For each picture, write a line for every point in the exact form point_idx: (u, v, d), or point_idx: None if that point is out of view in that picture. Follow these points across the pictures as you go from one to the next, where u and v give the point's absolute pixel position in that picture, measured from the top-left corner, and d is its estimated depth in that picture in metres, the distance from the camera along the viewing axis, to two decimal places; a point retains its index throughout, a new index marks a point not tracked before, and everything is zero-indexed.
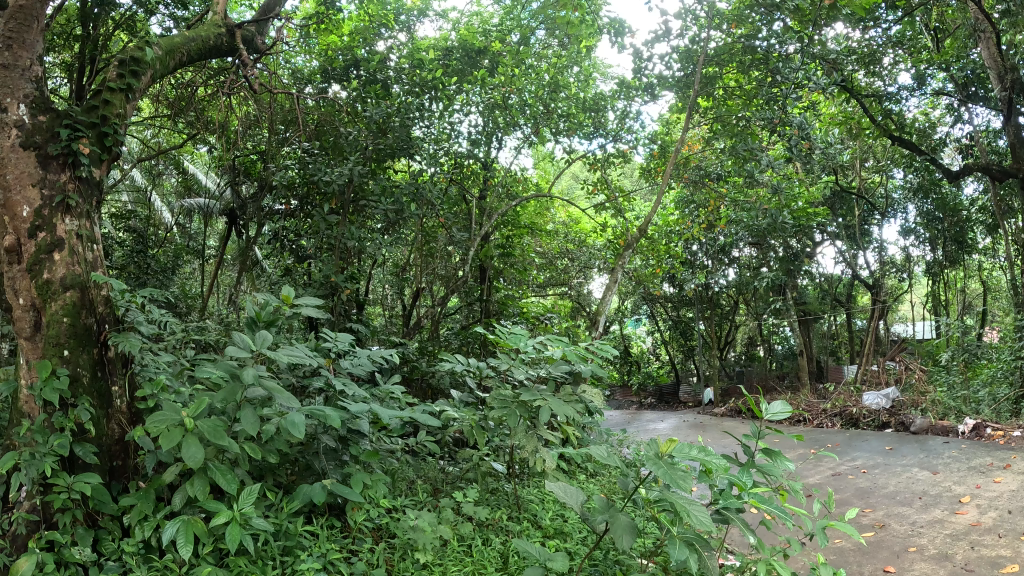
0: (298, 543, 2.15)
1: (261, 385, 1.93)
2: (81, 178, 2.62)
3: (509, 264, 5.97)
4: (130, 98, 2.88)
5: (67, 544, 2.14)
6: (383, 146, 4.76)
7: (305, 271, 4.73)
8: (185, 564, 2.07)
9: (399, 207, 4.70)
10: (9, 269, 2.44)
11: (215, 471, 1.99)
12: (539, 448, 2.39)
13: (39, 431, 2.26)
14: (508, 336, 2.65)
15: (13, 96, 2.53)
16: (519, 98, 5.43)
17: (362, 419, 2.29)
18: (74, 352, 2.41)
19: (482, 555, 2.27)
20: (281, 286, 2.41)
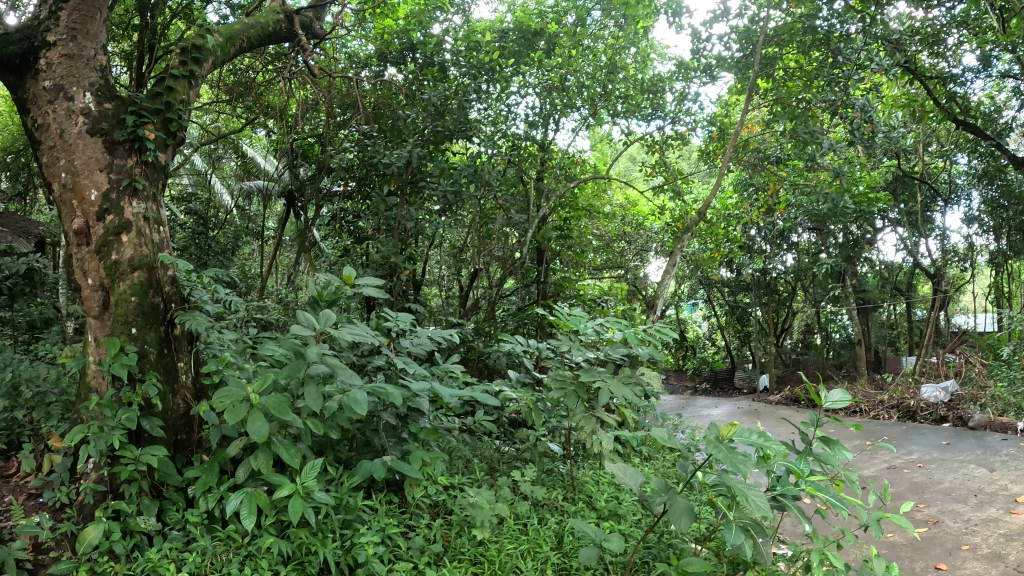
0: (358, 517, 2.20)
1: (324, 363, 1.97)
2: (147, 162, 2.70)
3: (568, 247, 5.90)
4: (193, 85, 2.95)
5: (133, 513, 2.25)
6: (441, 129, 4.79)
7: (363, 252, 4.80)
8: (246, 535, 2.14)
9: (457, 188, 4.70)
10: (79, 251, 2.54)
11: (279, 447, 2.04)
12: (597, 430, 2.35)
13: (105, 405, 2.35)
14: (567, 318, 2.64)
15: (78, 85, 2.63)
16: (575, 80, 5.40)
17: (423, 398, 2.31)
18: (142, 330, 2.50)
19: (538, 534, 2.29)
20: (343, 265, 2.41)
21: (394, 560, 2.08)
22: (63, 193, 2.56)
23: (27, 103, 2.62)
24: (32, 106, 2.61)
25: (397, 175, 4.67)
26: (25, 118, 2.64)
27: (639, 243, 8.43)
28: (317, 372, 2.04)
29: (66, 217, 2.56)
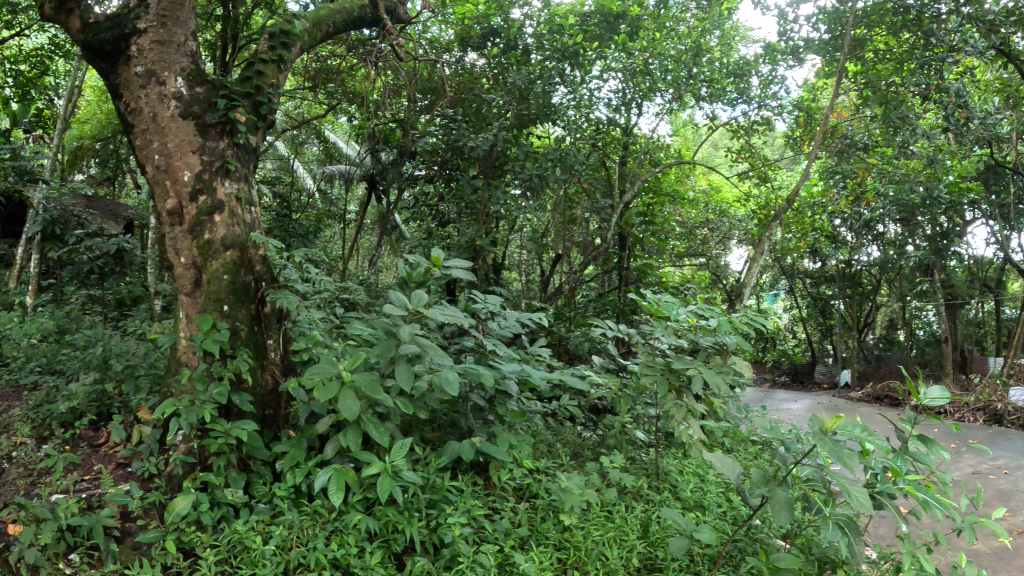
0: (444, 497, 2.21)
1: (417, 345, 1.98)
2: (237, 144, 2.77)
3: (652, 234, 5.80)
4: (281, 69, 3.00)
5: (221, 485, 2.30)
6: (526, 112, 4.83)
7: (450, 236, 4.84)
8: (332, 510, 2.17)
9: (542, 171, 4.72)
10: (172, 230, 2.62)
11: (368, 425, 2.06)
12: (686, 419, 2.33)
13: (199, 379, 2.42)
14: (655, 303, 2.64)
15: (170, 70, 2.68)
16: (658, 63, 5.28)
17: (512, 381, 2.30)
18: (233, 308, 2.57)
19: (624, 522, 2.25)
20: (433, 247, 2.40)
21: (480, 542, 2.07)
22: (156, 176, 2.63)
23: (122, 89, 2.70)
24: (126, 91, 2.69)
25: (483, 159, 4.74)
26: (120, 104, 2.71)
27: (723, 230, 8.50)
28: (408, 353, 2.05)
29: (159, 197, 2.64)
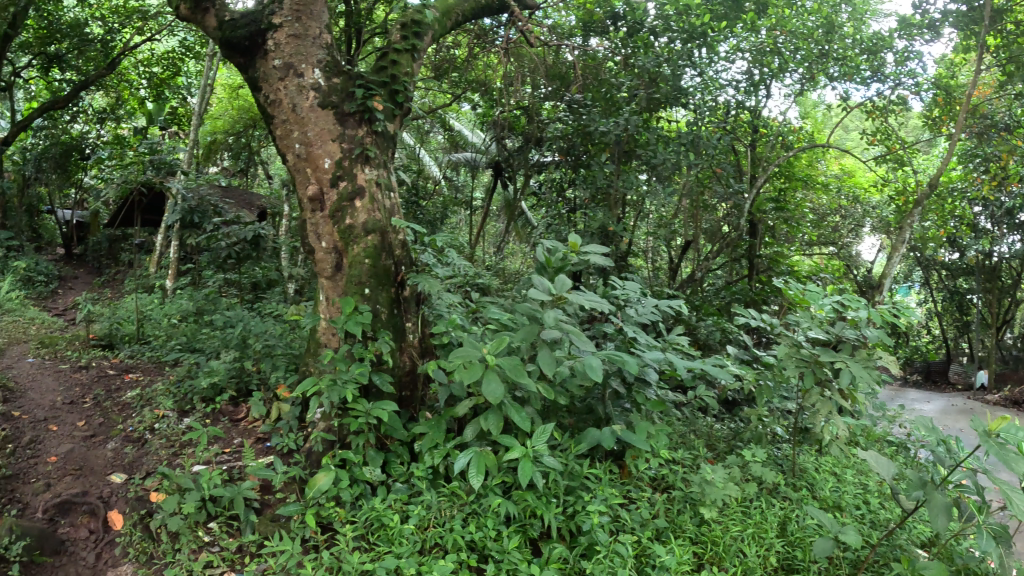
0: (582, 483, 2.47)
1: (561, 330, 2.09)
2: (375, 131, 2.98)
3: (783, 219, 6.67)
4: (414, 56, 3.25)
5: (359, 463, 2.55)
6: (657, 94, 5.36)
7: (587, 217, 5.64)
8: (468, 492, 2.45)
9: (677, 156, 5.30)
10: (315, 216, 2.88)
11: (509, 411, 2.18)
12: (833, 413, 2.58)
13: (342, 360, 2.56)
14: (805, 291, 2.75)
15: (307, 61, 2.94)
16: (787, 40, 5.44)
17: (652, 368, 2.50)
18: (372, 291, 2.76)
19: (765, 518, 2.45)
20: (570, 232, 2.60)
21: (618, 530, 2.32)
22: (303, 164, 2.88)
23: (265, 84, 2.96)
24: (269, 88, 2.95)
25: (615, 144, 5.39)
26: (263, 98, 2.99)
27: (858, 216, 8.21)
28: (550, 339, 2.17)
29: (303, 184, 2.89)
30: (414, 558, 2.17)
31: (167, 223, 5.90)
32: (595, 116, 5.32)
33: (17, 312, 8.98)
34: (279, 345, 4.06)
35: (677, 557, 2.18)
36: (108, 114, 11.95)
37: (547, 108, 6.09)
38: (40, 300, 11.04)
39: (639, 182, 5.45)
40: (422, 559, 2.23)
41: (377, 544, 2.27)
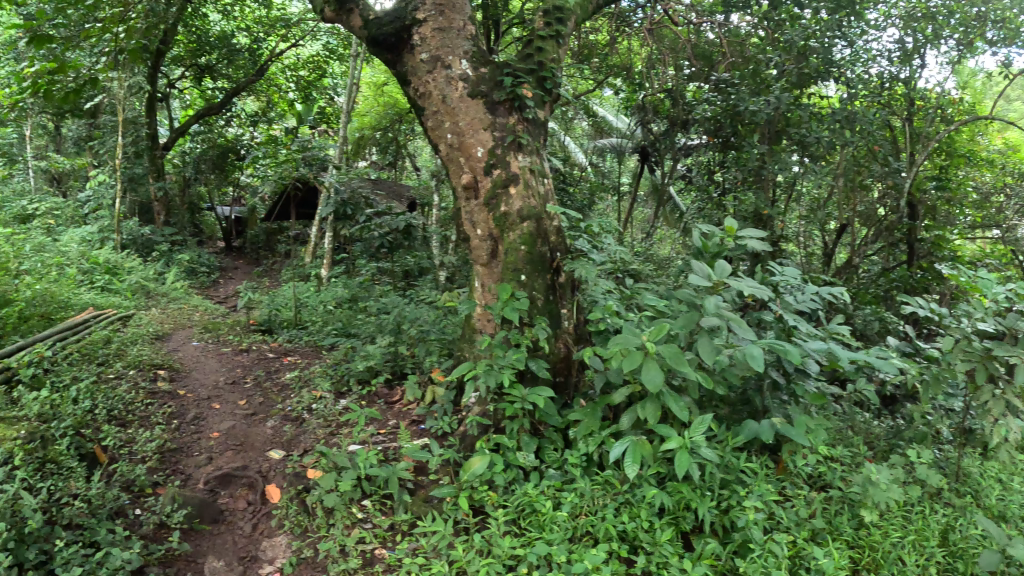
0: (739, 478, 3.39)
1: (721, 316, 3.29)
2: (524, 117, 4.52)
3: (944, 199, 7.16)
4: (557, 37, 4.76)
5: (511, 448, 3.82)
6: (807, 69, 6.29)
7: (740, 199, 6.83)
8: (623, 481, 3.52)
9: (833, 132, 6.26)
10: (470, 196, 4.46)
11: (669, 401, 3.25)
12: (1006, 412, 3.19)
13: (498, 346, 3.86)
14: (981, 285, 3.49)
15: (454, 54, 4.50)
16: (941, 5, 6.46)
17: (811, 361, 3.48)
18: (526, 279, 4.19)
19: (926, 529, 3.16)
20: (725, 220, 3.92)
21: (773, 527, 3.17)
22: (461, 151, 4.43)
23: (416, 75, 4.56)
24: (419, 79, 4.54)
25: (765, 123, 6.54)
26: (413, 88, 4.61)
27: None
28: (710, 325, 3.35)
29: (458, 169, 4.47)
30: (563, 546, 3.18)
31: (322, 214, 7.98)
32: (747, 96, 6.41)
33: (182, 299, 9.89)
34: (431, 331, 5.77)
35: (836, 563, 2.93)
36: (260, 116, 15.64)
37: (692, 92, 7.60)
38: (203, 288, 12.25)
39: (790, 162, 6.47)
40: (573, 543, 3.27)
41: (530, 530, 3.37)
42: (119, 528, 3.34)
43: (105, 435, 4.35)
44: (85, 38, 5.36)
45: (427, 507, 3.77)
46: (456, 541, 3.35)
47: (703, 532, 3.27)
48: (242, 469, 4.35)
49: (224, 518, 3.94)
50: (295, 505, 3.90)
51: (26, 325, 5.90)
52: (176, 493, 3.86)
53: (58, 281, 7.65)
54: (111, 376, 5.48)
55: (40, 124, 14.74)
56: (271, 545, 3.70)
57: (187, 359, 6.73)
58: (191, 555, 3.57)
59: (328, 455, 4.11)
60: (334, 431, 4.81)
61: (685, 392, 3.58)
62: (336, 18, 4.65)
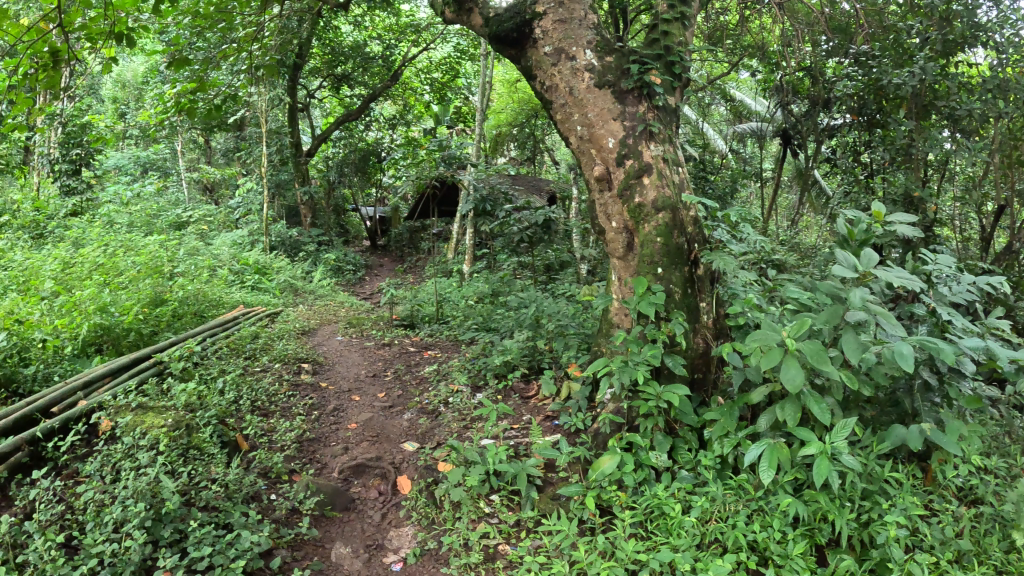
0: (881, 489, 3.21)
1: (867, 309, 3.16)
2: (655, 105, 4.41)
3: None
4: (683, 20, 4.65)
5: (645, 448, 3.77)
6: (950, 35, 5.78)
7: (888, 181, 6.33)
8: (754, 487, 3.40)
9: (987, 105, 5.72)
10: (603, 190, 4.45)
11: (810, 401, 3.15)
12: None
13: (634, 342, 3.92)
14: None
15: (578, 44, 4.43)
16: None
17: (968, 360, 3.18)
18: (662, 270, 4.18)
19: None
20: (873, 204, 3.63)
21: (915, 546, 2.96)
22: (592, 143, 4.42)
23: (542, 69, 4.54)
24: (544, 72, 4.53)
25: (911, 97, 6.03)
26: (539, 82, 4.61)
27: None
28: (856, 318, 3.24)
29: (590, 162, 4.45)
30: (689, 553, 3.09)
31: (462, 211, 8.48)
32: (889, 68, 5.99)
33: (328, 297, 10.54)
34: (571, 326, 5.74)
35: None
36: (398, 118, 16.27)
37: (830, 68, 7.11)
38: (349, 285, 13.00)
39: (940, 139, 6.00)
40: (701, 551, 3.17)
41: (657, 533, 3.31)
42: (251, 512, 3.51)
43: (247, 424, 4.68)
44: (222, 58, 5.79)
45: (553, 505, 3.78)
46: (578, 542, 3.30)
47: (840, 546, 3.08)
48: (375, 460, 4.57)
49: (354, 506, 4.13)
50: (423, 497, 4.03)
51: (180, 323, 6.45)
52: (310, 482, 4.08)
53: (212, 282, 8.31)
54: (258, 369, 5.88)
55: (193, 139, 16.33)
56: (398, 534, 3.81)
57: (331, 353, 7.15)
58: (319, 540, 3.72)
59: (458, 449, 4.22)
60: (467, 425, 4.91)
61: (830, 393, 3.38)
62: (458, 19, 4.74)
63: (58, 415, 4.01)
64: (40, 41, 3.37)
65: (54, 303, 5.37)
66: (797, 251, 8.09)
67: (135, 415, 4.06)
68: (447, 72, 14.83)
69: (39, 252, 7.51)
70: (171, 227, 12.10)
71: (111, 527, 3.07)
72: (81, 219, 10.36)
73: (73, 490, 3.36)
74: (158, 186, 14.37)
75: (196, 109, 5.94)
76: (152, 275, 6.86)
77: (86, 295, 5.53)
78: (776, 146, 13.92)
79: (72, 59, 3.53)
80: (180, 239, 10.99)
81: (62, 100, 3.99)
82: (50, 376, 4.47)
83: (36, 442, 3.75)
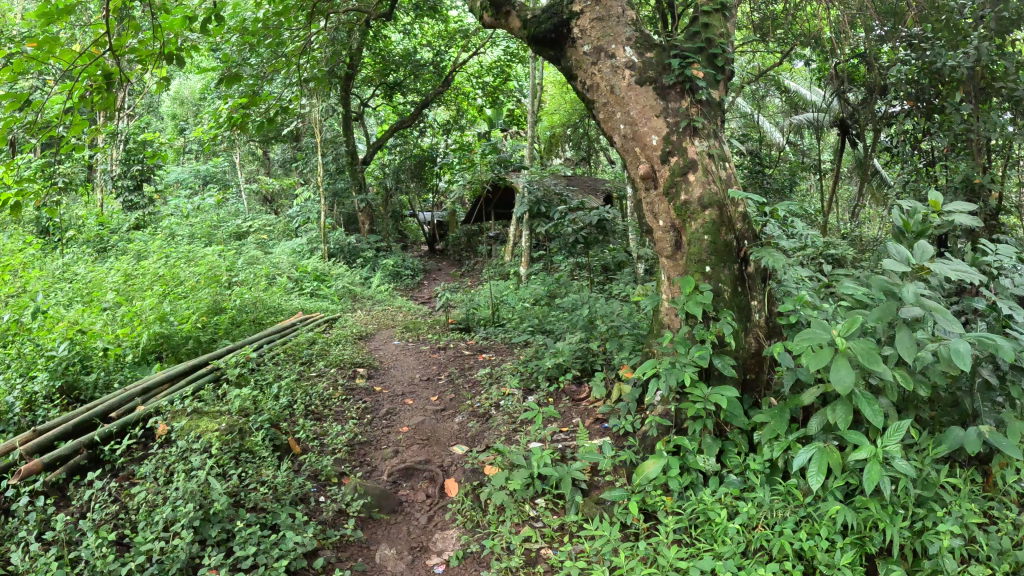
0: (936, 495, 3.07)
1: (923, 305, 2.98)
2: (699, 101, 4.26)
3: None
4: (723, 12, 4.53)
5: (692, 451, 3.70)
6: (1005, 11, 5.55)
7: (948, 168, 6.09)
8: (803, 491, 3.30)
9: None
10: (648, 189, 4.33)
11: (861, 403, 3.03)
12: None
13: (681, 342, 3.87)
14: None
15: (618, 43, 4.34)
16: None
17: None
18: (712, 270, 4.07)
19: None
20: (929, 194, 3.48)
21: (968, 555, 2.84)
22: (636, 141, 4.32)
23: (582, 69, 4.48)
24: (585, 72, 4.47)
25: (968, 80, 5.83)
26: (580, 82, 4.54)
27: None
28: (910, 314, 3.06)
29: (635, 162, 4.34)
30: (733, 560, 3.02)
31: (516, 213, 8.67)
32: (944, 50, 5.86)
33: (384, 302, 10.71)
34: (623, 326, 5.65)
35: None
36: (452, 124, 16.44)
37: (886, 53, 6.89)
38: (407, 290, 13.21)
39: (1000, 122, 5.73)
40: (746, 558, 3.09)
41: (701, 540, 3.24)
42: (299, 514, 3.59)
43: (299, 428, 4.79)
44: (272, 72, 5.90)
45: (599, 509, 3.74)
46: (619, 547, 3.26)
47: (891, 555, 2.97)
48: (424, 463, 4.62)
49: (402, 509, 4.17)
50: (469, 500, 4.05)
51: (239, 330, 6.66)
52: (358, 484, 4.14)
53: (270, 290, 8.54)
54: (313, 373, 6.01)
55: (252, 151, 16.85)
56: (444, 537, 3.84)
57: (387, 357, 7.26)
58: (365, 541, 3.77)
59: (504, 453, 4.23)
60: (517, 427, 4.90)
61: (884, 394, 3.23)
62: (497, 22, 4.74)
63: (117, 420, 4.19)
64: (92, 65, 3.51)
65: (117, 313, 5.60)
66: (857, 245, 7.83)
67: (189, 420, 4.20)
68: (499, 75, 14.87)
69: (107, 265, 7.87)
70: (232, 237, 12.50)
71: (160, 526, 3.17)
72: (147, 232, 10.80)
73: (127, 492, 3.50)
74: (220, 198, 14.85)
75: (248, 123, 6.08)
76: (211, 284, 7.10)
77: (147, 305, 5.75)
78: (835, 137, 13.57)
79: (123, 80, 3.67)
80: (241, 249, 11.34)
81: (117, 119, 4.15)
82: (110, 383, 4.66)
83: (95, 446, 3.93)
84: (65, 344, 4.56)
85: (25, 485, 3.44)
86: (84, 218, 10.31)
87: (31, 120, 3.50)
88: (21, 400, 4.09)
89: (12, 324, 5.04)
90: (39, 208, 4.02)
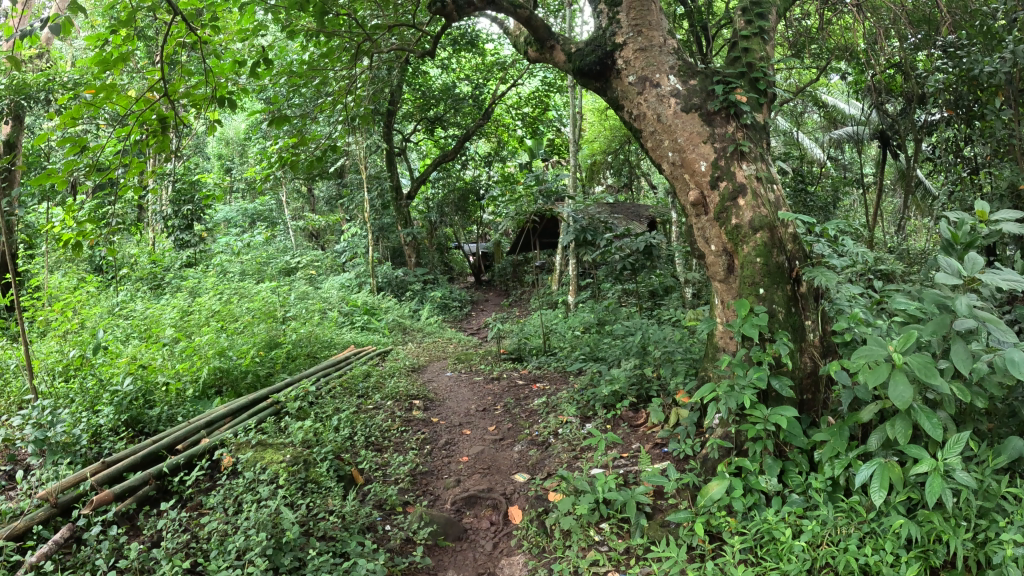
0: (1001, 507, 2.97)
1: (976, 317, 2.89)
2: (744, 125, 4.24)
3: None
4: (761, 35, 4.53)
5: (752, 471, 3.62)
6: None
7: (993, 175, 5.94)
8: (866, 508, 3.21)
9: None
10: (699, 214, 4.33)
11: (920, 416, 2.94)
12: None
13: (739, 365, 3.81)
14: None
15: (661, 73, 4.38)
16: None
17: None
18: (766, 292, 4.02)
19: None
20: (975, 204, 3.35)
21: None
22: (684, 168, 4.33)
23: (628, 98, 4.52)
24: (630, 102, 4.50)
25: (1007, 84, 5.56)
26: (627, 112, 4.57)
27: None
28: (964, 327, 2.97)
29: (685, 188, 4.35)
30: None
31: (562, 242, 8.50)
32: (979, 56, 5.67)
33: (434, 334, 10.82)
34: (676, 351, 5.62)
35: None
36: (494, 155, 16.65)
37: (923, 61, 6.79)
38: (455, 321, 13.30)
39: None
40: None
41: (768, 559, 3.16)
42: (366, 541, 3.63)
43: (361, 459, 4.84)
44: (318, 112, 6.07)
45: (663, 532, 3.67)
46: (687, 569, 3.20)
47: (957, 569, 2.87)
48: (487, 491, 4.61)
49: (466, 536, 4.18)
50: (534, 526, 4.04)
51: (295, 364, 6.81)
52: (423, 512, 4.16)
53: (323, 325, 8.70)
54: (371, 407, 6.06)
55: (298, 189, 17.30)
56: (509, 564, 3.82)
57: (441, 389, 7.31)
58: (431, 568, 3.78)
59: (568, 479, 4.21)
60: (577, 454, 4.87)
61: (942, 407, 3.15)
62: (543, 58, 4.83)
63: (183, 451, 4.32)
64: (146, 110, 3.68)
65: (176, 348, 5.76)
66: (907, 258, 7.66)
67: (253, 451, 4.31)
68: (537, 105, 15.04)
69: (163, 302, 8.10)
70: (281, 273, 12.82)
71: (233, 555, 3.24)
72: (198, 269, 11.13)
73: (197, 522, 3.58)
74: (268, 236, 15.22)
75: (298, 162, 6.26)
76: (266, 320, 7.29)
77: (205, 341, 5.90)
78: (877, 149, 13.38)
79: (176, 124, 3.84)
80: (292, 284, 11.61)
81: (171, 162, 4.32)
82: (174, 418, 4.80)
83: (163, 476, 4.05)
84: (129, 379, 4.71)
85: (97, 515, 3.56)
86: (138, 256, 10.65)
87: (90, 162, 3.67)
88: (88, 434, 4.22)
89: (77, 360, 5.23)
90: (98, 248, 4.18)
